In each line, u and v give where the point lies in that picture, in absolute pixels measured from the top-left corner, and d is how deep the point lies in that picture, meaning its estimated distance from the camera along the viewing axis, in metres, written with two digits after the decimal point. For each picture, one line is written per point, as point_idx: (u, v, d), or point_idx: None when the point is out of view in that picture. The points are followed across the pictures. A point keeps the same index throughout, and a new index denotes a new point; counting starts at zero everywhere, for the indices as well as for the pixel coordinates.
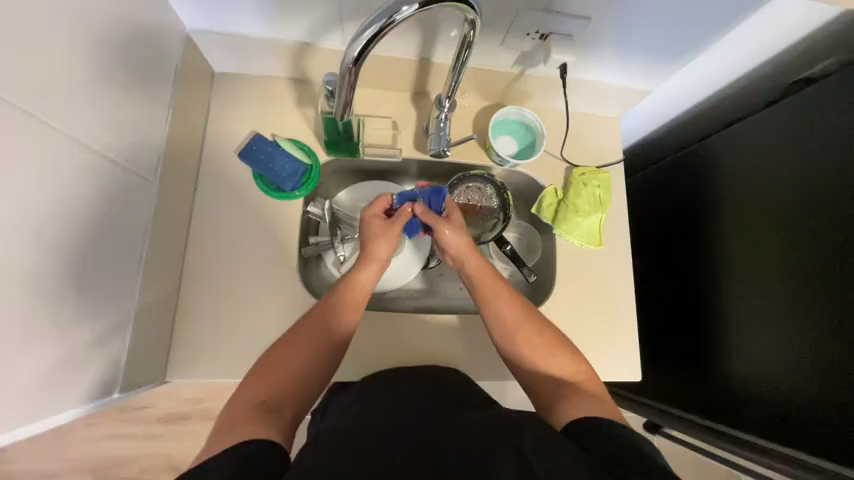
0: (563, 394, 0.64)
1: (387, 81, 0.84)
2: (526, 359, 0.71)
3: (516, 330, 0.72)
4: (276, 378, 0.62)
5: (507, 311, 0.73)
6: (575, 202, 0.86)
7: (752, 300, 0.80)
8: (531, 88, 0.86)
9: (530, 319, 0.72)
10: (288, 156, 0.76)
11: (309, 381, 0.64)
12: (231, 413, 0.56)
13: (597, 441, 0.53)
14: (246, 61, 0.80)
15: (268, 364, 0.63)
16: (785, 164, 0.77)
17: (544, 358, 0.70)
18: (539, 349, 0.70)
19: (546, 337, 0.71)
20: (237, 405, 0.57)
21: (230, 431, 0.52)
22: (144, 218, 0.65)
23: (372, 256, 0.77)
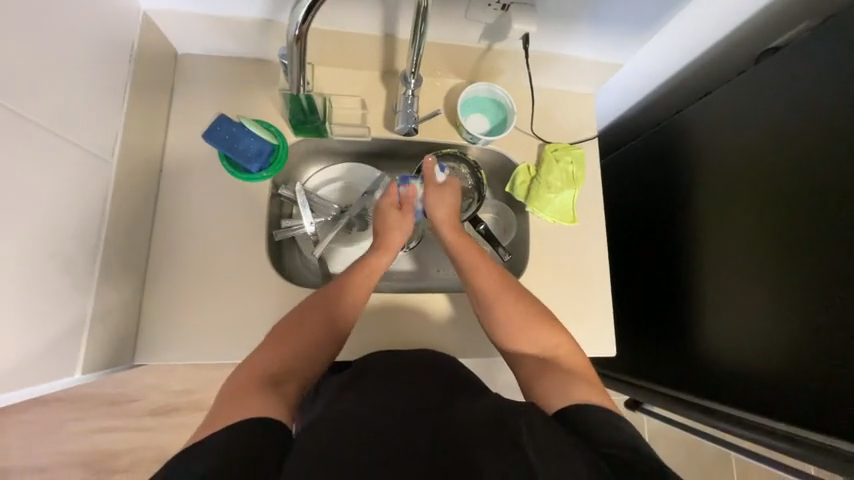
0: (549, 372, 0.62)
1: (354, 59, 0.83)
2: (511, 334, 0.69)
3: (502, 301, 0.71)
4: (289, 351, 0.62)
5: (493, 282, 0.72)
6: (547, 179, 0.86)
7: (731, 272, 0.78)
8: (500, 64, 0.85)
9: (513, 296, 0.70)
10: (253, 136, 0.76)
11: (318, 358, 0.64)
12: (236, 384, 0.55)
13: (588, 431, 0.51)
14: (208, 41, 0.79)
15: (281, 339, 0.63)
16: (755, 132, 0.76)
17: (531, 333, 0.67)
18: (526, 322, 0.68)
19: (533, 312, 0.69)
20: (249, 375, 0.57)
21: (236, 403, 0.51)
22: (101, 198, 0.64)
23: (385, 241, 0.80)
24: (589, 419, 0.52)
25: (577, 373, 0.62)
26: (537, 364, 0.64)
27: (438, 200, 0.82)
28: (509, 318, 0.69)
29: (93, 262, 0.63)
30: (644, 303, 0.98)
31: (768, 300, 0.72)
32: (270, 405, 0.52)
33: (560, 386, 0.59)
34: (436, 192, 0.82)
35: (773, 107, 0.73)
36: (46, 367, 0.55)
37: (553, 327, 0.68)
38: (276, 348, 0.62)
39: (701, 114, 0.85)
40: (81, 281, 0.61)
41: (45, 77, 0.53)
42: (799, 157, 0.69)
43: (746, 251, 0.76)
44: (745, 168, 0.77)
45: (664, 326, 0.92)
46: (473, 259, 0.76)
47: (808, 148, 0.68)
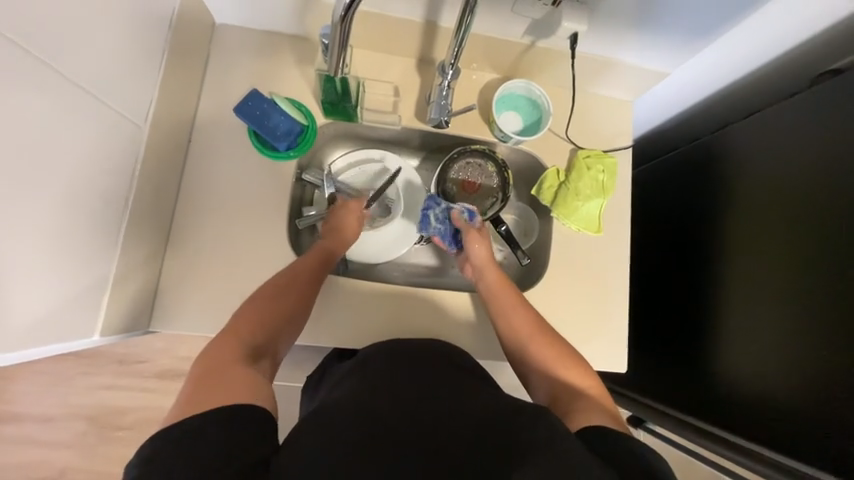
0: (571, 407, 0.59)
1: (391, 44, 0.81)
2: (536, 371, 0.67)
3: (529, 339, 0.69)
4: (249, 330, 0.60)
5: (520, 319, 0.71)
6: (577, 186, 0.84)
7: (752, 300, 0.76)
8: (542, 62, 0.82)
9: (539, 329, 0.70)
10: (284, 114, 0.75)
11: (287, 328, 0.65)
12: (213, 359, 0.53)
13: (607, 448, 0.49)
14: (245, 14, 0.78)
15: (242, 320, 0.61)
16: (799, 155, 0.72)
17: (555, 371, 0.65)
18: (550, 357, 0.66)
19: (559, 348, 0.67)
20: (211, 358, 0.54)
21: (214, 387, 0.49)
22: (131, 165, 0.64)
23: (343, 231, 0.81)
24: (609, 439, 0.51)
25: (600, 404, 0.59)
26: (564, 398, 0.61)
27: (476, 240, 0.81)
28: (534, 355, 0.68)
29: (117, 226, 0.63)
30: (661, 321, 0.96)
31: (802, 331, 0.67)
32: (255, 388, 0.51)
33: (583, 415, 0.57)
34: (478, 235, 0.82)
35: (826, 130, 0.69)
36: (65, 326, 0.56)
37: (578, 363, 0.65)
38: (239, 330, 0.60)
39: (745, 132, 0.81)
40: (104, 245, 0.61)
41: (87, 36, 0.53)
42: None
43: (779, 278, 0.72)
44: (793, 189, 0.72)
45: (678, 345, 0.90)
46: (504, 298, 0.74)
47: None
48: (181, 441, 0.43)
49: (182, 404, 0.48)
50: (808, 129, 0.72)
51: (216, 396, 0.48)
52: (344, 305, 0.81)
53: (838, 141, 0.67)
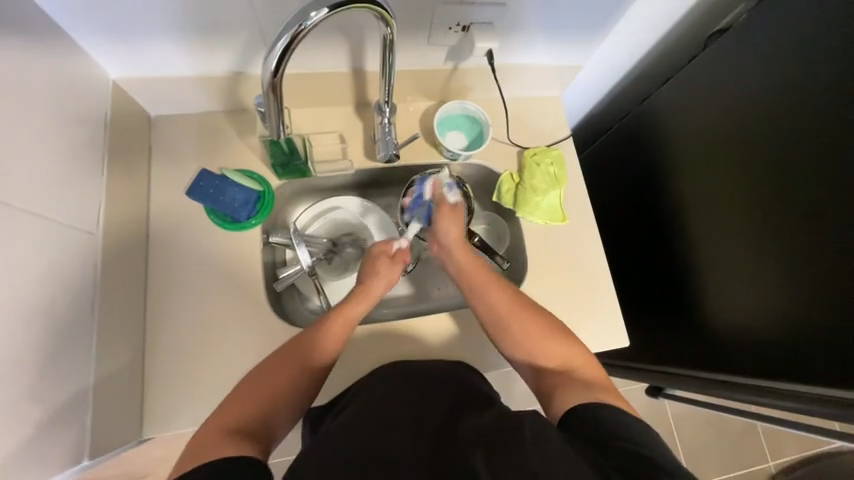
0: (560, 386, 0.61)
1: (326, 97, 0.85)
2: (521, 353, 0.68)
3: (510, 317, 0.70)
4: (259, 399, 0.59)
5: (499, 300, 0.72)
6: (532, 183, 0.88)
7: (717, 248, 0.81)
8: (470, 81, 0.88)
9: (520, 306, 0.71)
10: (238, 186, 0.76)
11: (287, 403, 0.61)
12: (205, 431, 0.53)
13: (595, 432, 0.52)
14: (179, 101, 0.80)
15: (258, 380, 0.61)
16: (718, 109, 0.81)
17: (541, 348, 0.67)
18: (534, 334, 0.68)
19: (542, 325, 0.69)
20: (208, 430, 0.53)
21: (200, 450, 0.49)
22: (89, 273, 0.62)
23: (366, 290, 0.77)
24: (595, 422, 0.53)
25: (588, 378, 0.62)
26: (551, 376, 0.64)
27: (450, 218, 0.82)
28: (519, 336, 0.69)
29: (88, 339, 0.61)
30: (640, 286, 0.99)
31: (767, 258, 0.73)
32: (244, 449, 0.51)
33: (570, 391, 0.60)
34: (452, 213, 0.83)
35: (732, 82, 0.78)
36: (49, 457, 0.52)
37: (563, 336, 0.67)
38: (253, 392, 0.59)
39: (663, 97, 0.91)
40: (75, 360, 0.58)
41: (24, 159, 0.53)
42: (779, 116, 0.71)
43: (734, 215, 0.78)
44: (726, 134, 0.79)
45: (661, 305, 0.93)
46: (481, 277, 0.76)
47: (784, 105, 0.71)
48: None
49: (186, 452, 0.51)
50: (721, 82, 0.80)
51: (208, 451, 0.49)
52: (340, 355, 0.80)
53: (752, 86, 0.75)
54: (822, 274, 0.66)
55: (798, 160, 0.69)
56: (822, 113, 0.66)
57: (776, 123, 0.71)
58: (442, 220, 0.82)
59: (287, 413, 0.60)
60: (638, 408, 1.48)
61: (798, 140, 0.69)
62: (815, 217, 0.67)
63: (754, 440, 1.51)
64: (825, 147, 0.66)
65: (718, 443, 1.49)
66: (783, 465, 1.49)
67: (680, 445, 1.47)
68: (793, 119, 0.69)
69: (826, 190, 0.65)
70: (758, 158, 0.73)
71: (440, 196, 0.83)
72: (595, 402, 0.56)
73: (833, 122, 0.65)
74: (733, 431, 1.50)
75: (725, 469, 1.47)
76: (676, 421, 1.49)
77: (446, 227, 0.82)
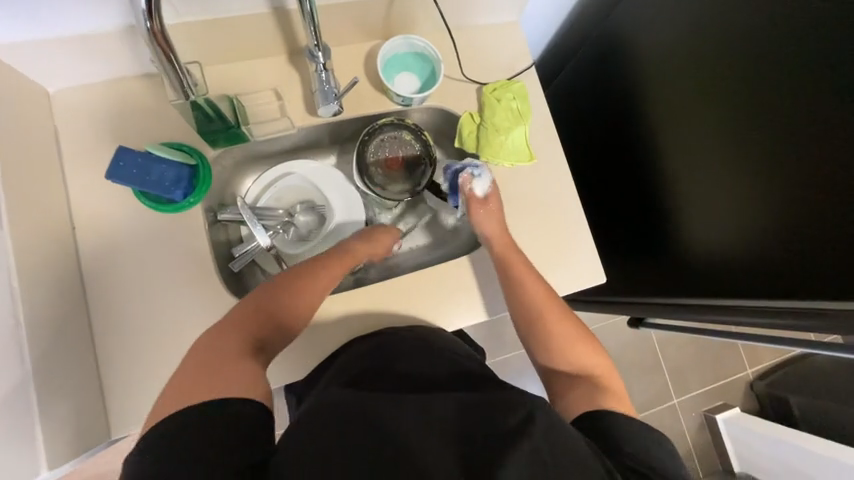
0: (577, 389, 0.61)
1: (251, 48, 0.74)
2: (544, 348, 0.66)
3: (545, 313, 0.67)
4: (266, 318, 0.60)
5: (538, 296, 0.69)
6: (494, 121, 0.81)
7: (692, 166, 0.76)
8: (412, 11, 0.77)
9: (553, 309, 0.67)
10: (163, 162, 0.68)
11: (284, 331, 0.62)
12: (207, 351, 0.53)
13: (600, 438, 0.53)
14: (77, 70, 0.69)
15: (260, 301, 0.61)
16: (686, 16, 0.73)
17: (558, 350, 0.65)
18: (563, 336, 0.65)
19: (572, 329, 0.66)
20: (214, 350, 0.53)
21: (207, 375, 0.50)
22: (7, 280, 0.56)
23: (369, 245, 0.79)
24: (605, 427, 0.54)
25: (599, 384, 0.61)
26: (564, 378, 0.63)
27: (483, 213, 0.77)
28: (547, 333, 0.66)
29: (20, 352, 0.55)
30: (613, 220, 0.96)
31: (742, 205, 0.69)
32: (253, 382, 0.51)
33: (581, 398, 0.59)
34: (482, 208, 0.77)
35: None
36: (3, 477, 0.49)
37: (590, 342, 0.65)
38: (257, 313, 0.59)
39: (642, 14, 0.81)
40: (14, 373, 0.53)
41: None
42: (778, 42, 0.62)
43: (710, 159, 0.73)
44: (715, 63, 0.70)
45: (636, 237, 0.91)
46: (515, 272, 0.71)
47: (781, 19, 0.61)
48: (150, 432, 0.46)
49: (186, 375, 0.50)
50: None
51: (217, 383, 0.49)
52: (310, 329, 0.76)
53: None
54: (799, 229, 0.63)
55: (789, 104, 0.62)
56: (824, 42, 0.58)
57: (774, 53, 0.63)
58: (476, 213, 0.77)
59: (287, 333, 0.62)
60: (623, 337, 1.52)
61: (792, 67, 0.61)
62: (801, 170, 0.61)
63: (732, 352, 1.58)
64: (821, 88, 0.58)
65: (699, 360, 1.56)
66: (759, 371, 1.59)
67: (663, 365, 1.54)
68: (795, 49, 0.60)
69: (819, 139, 0.59)
70: (749, 101, 0.66)
71: (469, 192, 0.78)
72: (601, 411, 0.56)
73: (830, 42, 0.57)
74: (712, 346, 1.57)
75: (706, 381, 1.56)
76: (659, 344, 1.54)
77: (483, 223, 0.76)
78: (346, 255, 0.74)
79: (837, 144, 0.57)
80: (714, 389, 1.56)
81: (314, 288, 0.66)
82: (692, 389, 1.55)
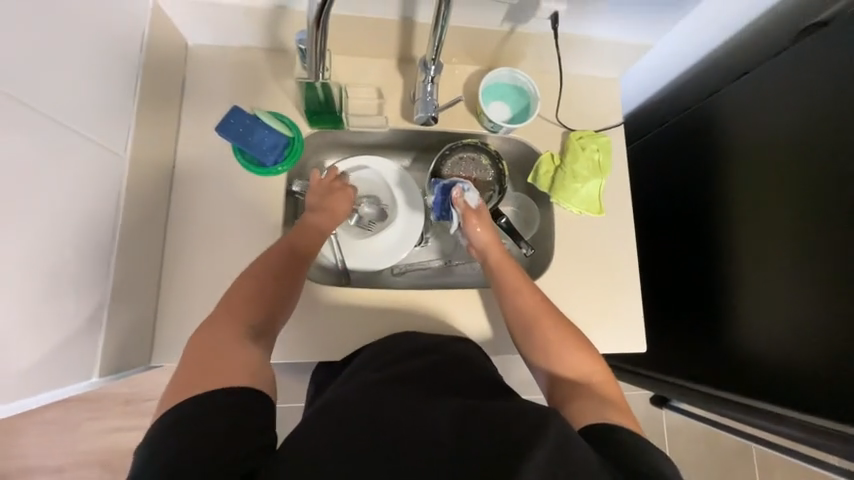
0: (578, 397, 0.59)
1: (369, 46, 0.80)
2: (540, 354, 0.66)
3: (538, 321, 0.68)
4: (257, 298, 0.63)
5: (531, 303, 0.70)
6: (574, 168, 0.82)
7: (762, 257, 0.75)
8: (523, 48, 0.81)
9: (547, 314, 0.68)
10: (267, 128, 0.73)
11: (277, 308, 0.65)
12: (200, 345, 0.55)
13: (611, 451, 0.50)
14: (219, 31, 0.76)
15: (239, 290, 0.63)
16: (792, 113, 0.73)
17: (558, 357, 0.65)
18: (555, 343, 0.66)
19: (567, 335, 0.66)
20: (207, 341, 0.55)
21: (210, 365, 0.52)
22: (114, 196, 0.62)
23: (328, 210, 0.77)
24: (611, 441, 0.51)
25: (604, 395, 0.60)
26: (567, 386, 0.62)
27: (477, 223, 0.79)
28: (541, 340, 0.66)
29: (106, 261, 0.61)
30: (664, 292, 0.94)
31: (814, 310, 0.67)
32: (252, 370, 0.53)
33: (583, 405, 0.58)
34: (478, 218, 0.79)
35: (815, 87, 0.70)
36: (63, 369, 0.54)
37: (584, 349, 0.65)
38: (234, 306, 0.61)
39: (741, 102, 0.81)
40: (96, 279, 0.59)
41: (52, 64, 0.51)
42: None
43: (789, 254, 0.71)
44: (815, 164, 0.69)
45: (687, 314, 0.88)
46: (512, 278, 0.73)
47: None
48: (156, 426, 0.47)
49: (180, 380, 0.51)
50: (830, 93, 0.68)
51: (217, 370, 0.51)
52: (348, 315, 0.78)
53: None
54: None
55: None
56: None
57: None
58: (471, 222, 0.78)
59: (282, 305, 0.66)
60: (635, 413, 1.46)
61: None
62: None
63: (748, 464, 1.48)
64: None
65: (711, 462, 1.47)
66: None
67: (670, 455, 1.46)
68: None
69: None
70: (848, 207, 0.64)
71: (463, 205, 0.79)
72: (606, 422, 0.54)
73: None
74: (728, 451, 1.48)
75: None
76: (671, 432, 1.47)
77: (475, 231, 0.78)
78: (320, 231, 0.75)
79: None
80: None
81: (302, 258, 0.70)
82: None
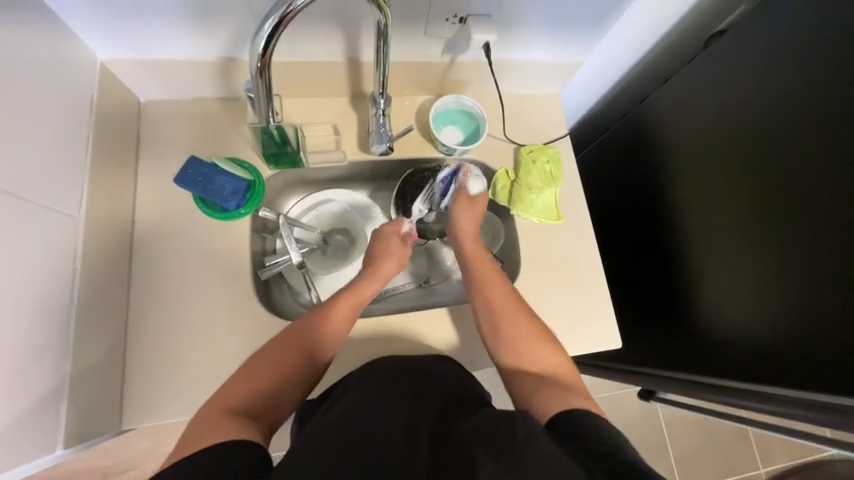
0: (541, 389, 0.62)
1: (321, 87, 0.84)
2: (507, 350, 0.69)
3: (510, 313, 0.71)
4: (270, 371, 0.61)
5: (505, 296, 0.73)
6: (527, 181, 0.87)
7: (710, 240, 0.80)
8: (466, 76, 0.87)
9: (518, 305, 0.72)
10: (227, 175, 0.75)
11: (289, 387, 0.61)
12: (205, 416, 0.53)
13: (579, 438, 0.52)
14: (171, 86, 0.78)
15: (257, 363, 0.62)
16: (712, 108, 0.81)
17: (526, 349, 0.68)
18: (525, 336, 0.69)
19: (532, 327, 0.70)
20: (209, 414, 0.53)
21: (207, 431, 0.50)
22: (70, 258, 0.61)
23: (376, 272, 0.80)
24: (577, 430, 0.53)
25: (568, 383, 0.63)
26: (531, 381, 0.64)
27: (468, 209, 0.84)
28: (510, 334, 0.69)
29: (66, 327, 0.59)
30: (631, 286, 0.99)
31: (760, 283, 0.71)
32: (247, 429, 0.52)
33: (553, 397, 0.60)
34: (470, 204, 0.85)
35: (728, 83, 0.79)
36: (22, 445, 0.51)
37: (550, 343, 0.69)
38: (261, 372, 0.60)
39: (671, 102, 0.89)
40: (54, 345, 0.57)
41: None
42: (800, 141, 0.68)
43: (733, 235, 0.76)
44: (742, 149, 0.76)
45: (657, 306, 0.91)
46: (488, 273, 0.77)
47: (806, 122, 0.67)
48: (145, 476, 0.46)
49: (198, 423, 0.52)
50: (742, 88, 0.76)
51: (208, 435, 0.49)
52: None
53: (782, 98, 0.70)
54: (822, 311, 0.64)
55: (806, 195, 0.67)
56: (835, 142, 0.64)
57: (796, 150, 0.68)
58: (464, 209, 0.84)
59: (296, 388, 0.62)
60: (630, 410, 1.47)
61: (809, 160, 0.67)
62: (817, 254, 0.65)
63: (744, 446, 1.50)
64: (835, 182, 0.64)
65: (709, 450, 1.48)
66: (773, 472, 1.49)
67: (670, 448, 1.47)
68: (815, 145, 0.66)
69: (832, 230, 0.63)
70: (774, 182, 0.71)
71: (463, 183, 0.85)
72: (578, 409, 0.56)
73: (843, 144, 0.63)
74: (723, 436, 1.50)
75: (716, 475, 1.47)
76: (667, 425, 1.48)
77: (461, 218, 0.84)
78: (357, 296, 0.75)
79: (848, 238, 0.62)
80: None
81: (327, 333, 0.68)
82: None
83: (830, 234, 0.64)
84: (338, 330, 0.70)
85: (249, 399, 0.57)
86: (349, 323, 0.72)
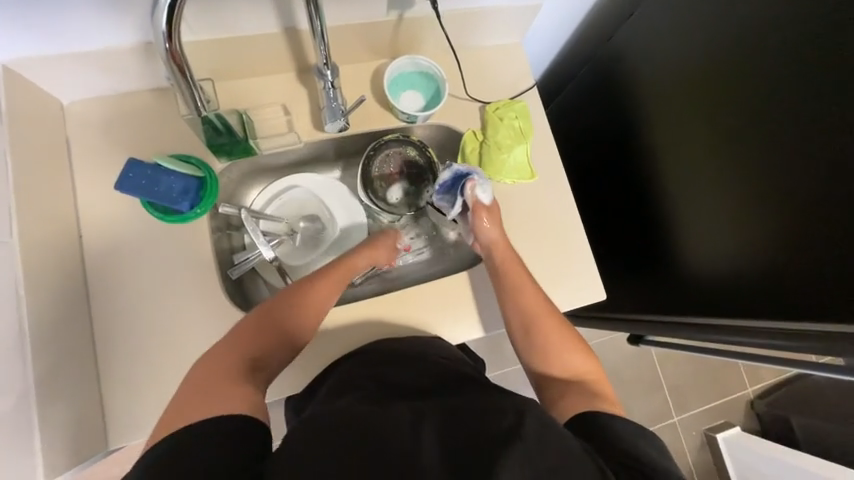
0: (568, 392, 0.61)
1: (261, 64, 0.76)
2: (538, 356, 0.66)
3: (543, 319, 0.67)
4: (257, 339, 0.59)
5: (535, 304, 0.69)
6: (496, 139, 0.83)
7: (688, 179, 0.78)
8: (418, 32, 0.80)
9: (550, 313, 0.68)
10: (172, 174, 0.68)
11: (274, 352, 0.59)
12: (192, 385, 0.51)
13: (593, 435, 0.54)
14: (91, 82, 0.70)
15: (244, 331, 0.59)
16: (680, 37, 0.76)
17: (556, 353, 0.65)
18: (558, 343, 0.66)
19: (566, 333, 0.67)
20: (193, 383, 0.51)
21: (198, 402, 0.49)
22: (11, 285, 0.56)
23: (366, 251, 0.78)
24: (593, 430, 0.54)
25: (594, 389, 0.62)
26: (560, 385, 0.63)
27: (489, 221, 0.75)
28: (544, 340, 0.66)
29: (21, 362, 0.55)
30: (612, 235, 0.97)
31: (742, 218, 0.70)
32: (242, 403, 0.50)
33: (574, 399, 0.60)
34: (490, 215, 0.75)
35: (697, 8, 0.73)
36: None
37: (581, 348, 0.66)
38: (246, 338, 0.58)
39: (638, 36, 0.83)
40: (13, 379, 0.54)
41: None
42: (782, 64, 0.63)
43: (712, 171, 0.74)
44: (720, 75, 0.71)
45: (639, 250, 0.90)
46: (517, 281, 0.71)
47: (780, 40, 0.63)
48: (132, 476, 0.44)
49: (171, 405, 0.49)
50: (712, 12, 0.71)
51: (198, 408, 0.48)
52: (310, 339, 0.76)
53: (754, 18, 0.65)
54: (807, 240, 0.63)
55: (791, 121, 0.63)
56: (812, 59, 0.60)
57: (780, 74, 0.63)
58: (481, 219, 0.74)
59: (280, 353, 0.60)
60: (622, 351, 1.52)
61: (786, 83, 0.63)
62: (798, 184, 0.63)
63: (732, 370, 1.58)
64: (812, 103, 0.60)
65: (700, 378, 1.55)
66: (760, 390, 1.58)
67: (663, 381, 1.53)
68: (791, 66, 0.62)
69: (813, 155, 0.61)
70: (752, 109, 0.67)
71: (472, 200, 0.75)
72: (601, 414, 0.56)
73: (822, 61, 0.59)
74: (712, 363, 1.57)
75: (706, 400, 1.55)
76: (660, 361, 1.54)
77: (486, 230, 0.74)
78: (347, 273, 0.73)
79: (827, 160, 0.60)
80: (714, 408, 1.55)
81: (312, 305, 0.65)
82: (691, 407, 1.54)
83: (812, 160, 0.61)
84: (321, 303, 0.67)
85: (236, 364, 0.55)
86: (337, 299, 0.69)
